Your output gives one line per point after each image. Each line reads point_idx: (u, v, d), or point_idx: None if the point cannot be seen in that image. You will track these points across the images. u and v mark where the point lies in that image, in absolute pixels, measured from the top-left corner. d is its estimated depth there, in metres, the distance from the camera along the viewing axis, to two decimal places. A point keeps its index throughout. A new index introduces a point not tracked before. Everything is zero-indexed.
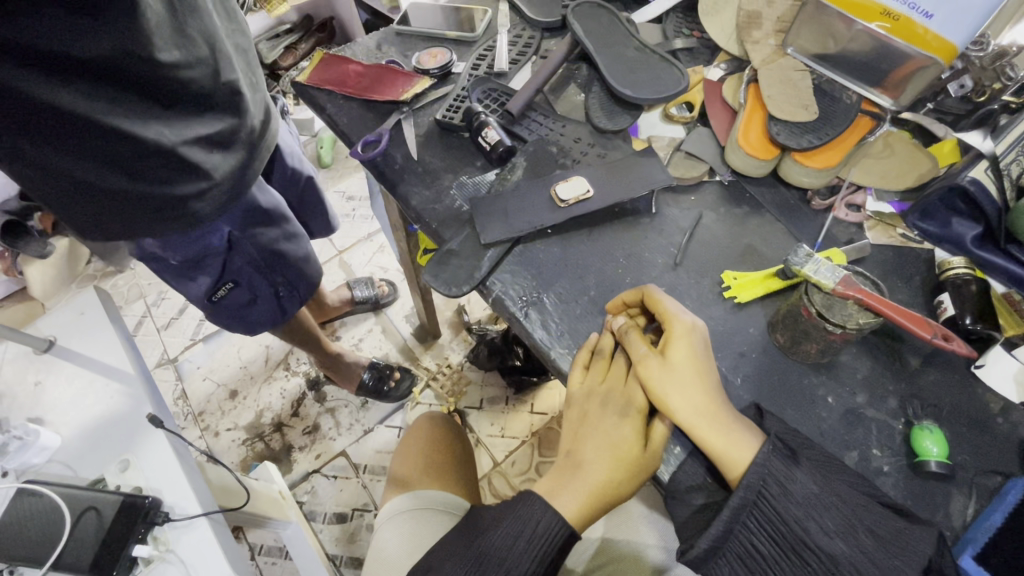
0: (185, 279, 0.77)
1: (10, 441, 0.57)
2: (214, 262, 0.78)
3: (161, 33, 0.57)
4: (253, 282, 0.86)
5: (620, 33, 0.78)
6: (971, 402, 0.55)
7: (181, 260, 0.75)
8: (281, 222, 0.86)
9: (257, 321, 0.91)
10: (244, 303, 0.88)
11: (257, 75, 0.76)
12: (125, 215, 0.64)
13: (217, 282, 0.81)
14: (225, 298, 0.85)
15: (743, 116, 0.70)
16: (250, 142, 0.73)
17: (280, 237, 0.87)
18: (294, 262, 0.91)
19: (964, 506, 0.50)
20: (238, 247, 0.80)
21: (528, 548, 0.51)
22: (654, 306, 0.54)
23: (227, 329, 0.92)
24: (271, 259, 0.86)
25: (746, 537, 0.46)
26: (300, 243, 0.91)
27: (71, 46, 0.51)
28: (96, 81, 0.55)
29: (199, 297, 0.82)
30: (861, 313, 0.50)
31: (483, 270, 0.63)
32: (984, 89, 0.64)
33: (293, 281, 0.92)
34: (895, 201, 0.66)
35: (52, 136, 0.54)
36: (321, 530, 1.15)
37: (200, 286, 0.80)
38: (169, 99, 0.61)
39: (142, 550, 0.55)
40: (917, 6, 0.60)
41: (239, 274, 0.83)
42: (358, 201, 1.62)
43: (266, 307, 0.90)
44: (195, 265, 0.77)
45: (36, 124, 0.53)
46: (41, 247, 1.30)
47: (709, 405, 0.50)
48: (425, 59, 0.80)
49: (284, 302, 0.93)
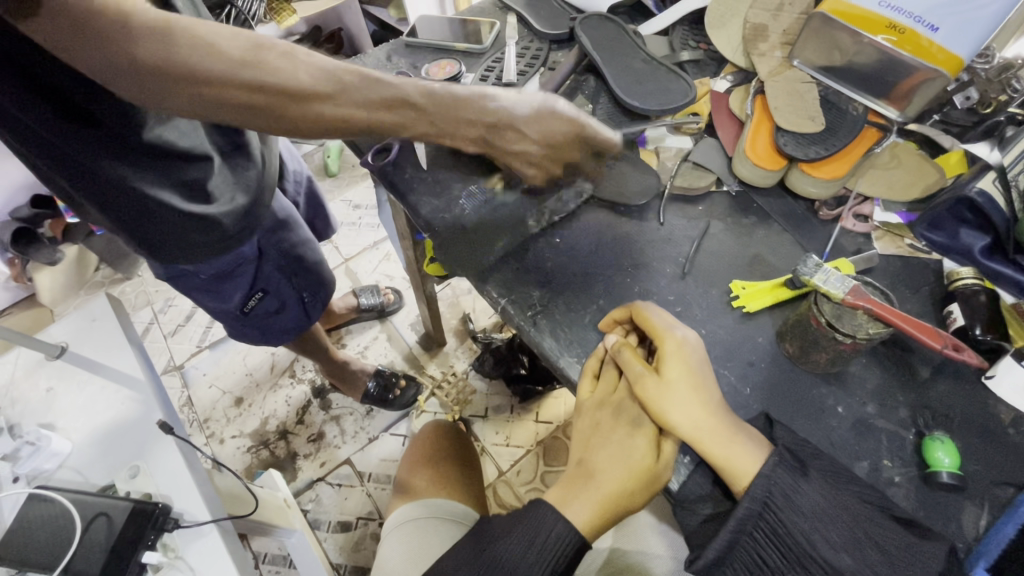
0: (212, 292, 0.78)
1: (23, 447, 0.59)
2: (246, 272, 0.79)
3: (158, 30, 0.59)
4: (281, 290, 0.87)
5: (628, 46, 0.79)
6: (982, 413, 0.55)
7: (211, 275, 0.74)
8: (298, 228, 0.87)
9: (285, 328, 0.92)
10: (273, 312, 0.88)
11: None
12: (181, 232, 0.65)
13: (248, 293, 0.82)
14: (256, 308, 0.85)
15: (750, 128, 0.70)
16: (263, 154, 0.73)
17: (301, 242, 0.87)
18: (314, 270, 0.92)
19: (976, 517, 0.50)
20: (267, 254, 0.82)
21: (540, 557, 0.51)
22: (644, 323, 0.54)
23: (255, 342, 0.93)
24: (293, 264, 0.87)
25: (752, 546, 0.46)
26: (316, 249, 0.92)
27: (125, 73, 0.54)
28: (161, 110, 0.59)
29: (232, 310, 0.83)
30: (871, 323, 0.51)
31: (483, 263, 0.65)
32: (990, 101, 0.65)
33: (315, 286, 0.93)
34: (903, 212, 0.67)
35: (114, 150, 0.56)
36: (325, 539, 1.15)
37: (232, 301, 0.81)
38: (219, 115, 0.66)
39: (151, 557, 0.55)
40: (921, 19, 0.62)
41: (268, 283, 0.84)
42: (364, 209, 1.63)
43: (293, 313, 0.91)
44: (224, 278, 0.76)
45: (98, 140, 0.55)
46: (51, 254, 1.33)
47: (710, 420, 0.49)
48: (434, 70, 0.82)
49: (308, 307, 0.94)
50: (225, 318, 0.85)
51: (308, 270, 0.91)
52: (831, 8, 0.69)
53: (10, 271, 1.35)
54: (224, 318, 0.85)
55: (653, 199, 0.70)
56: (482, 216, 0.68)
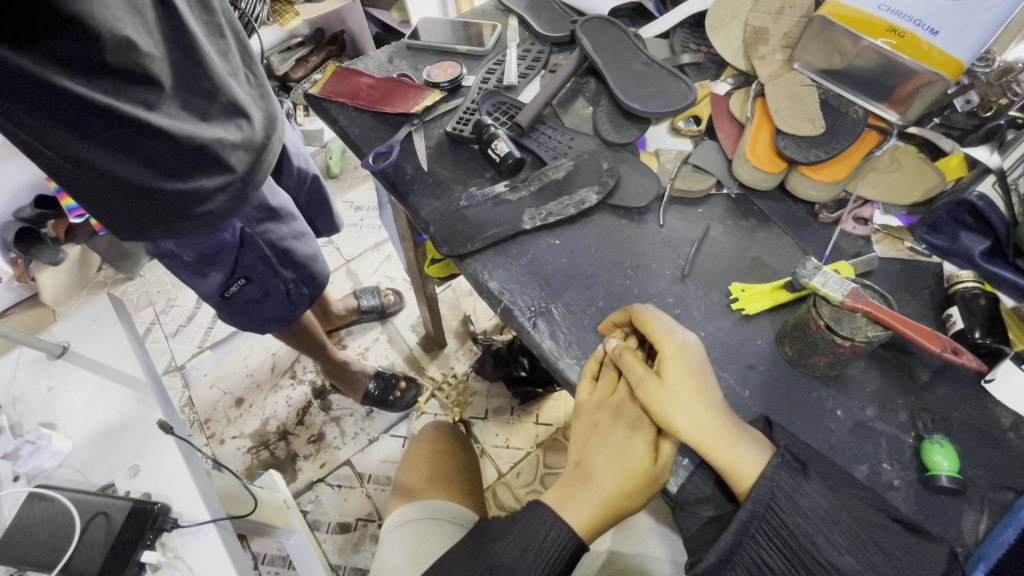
0: (195, 274, 0.79)
1: (24, 445, 0.58)
2: (226, 259, 0.80)
3: (156, 29, 0.61)
4: (265, 278, 0.86)
5: (629, 49, 0.80)
6: (981, 417, 0.55)
7: (194, 257, 0.76)
8: (289, 219, 0.88)
9: (270, 317, 0.92)
10: (255, 300, 0.88)
11: (259, 74, 0.79)
12: (151, 207, 0.65)
13: (229, 278, 0.82)
14: (237, 294, 0.85)
15: (749, 131, 0.70)
16: (253, 146, 0.74)
17: (289, 234, 0.88)
18: (304, 262, 0.92)
19: (976, 521, 0.50)
20: (250, 244, 0.81)
21: (537, 557, 0.51)
22: (644, 327, 0.54)
23: (240, 327, 0.92)
24: (281, 256, 0.87)
25: (755, 550, 0.46)
26: (307, 242, 0.92)
27: (97, 51, 0.55)
28: (133, 90, 0.59)
29: (212, 292, 0.82)
30: (871, 326, 0.51)
31: (472, 246, 0.65)
32: (990, 105, 0.66)
33: (303, 278, 0.93)
34: (903, 215, 0.67)
35: (82, 127, 0.56)
36: (324, 540, 1.15)
37: (211, 282, 0.81)
38: (197, 101, 0.67)
39: (149, 557, 0.55)
40: (922, 23, 0.62)
41: (251, 271, 0.84)
42: (366, 210, 1.63)
43: (277, 304, 0.91)
44: (208, 261, 0.78)
45: (66, 114, 0.55)
46: (53, 254, 1.33)
47: (713, 423, 0.49)
48: (435, 72, 0.82)
49: (294, 299, 0.93)
50: (209, 300, 0.85)
51: (298, 264, 0.91)
52: (831, 12, 0.69)
53: (12, 271, 1.35)
54: (205, 298, 0.85)
55: (653, 201, 0.70)
56: (481, 218, 0.67)
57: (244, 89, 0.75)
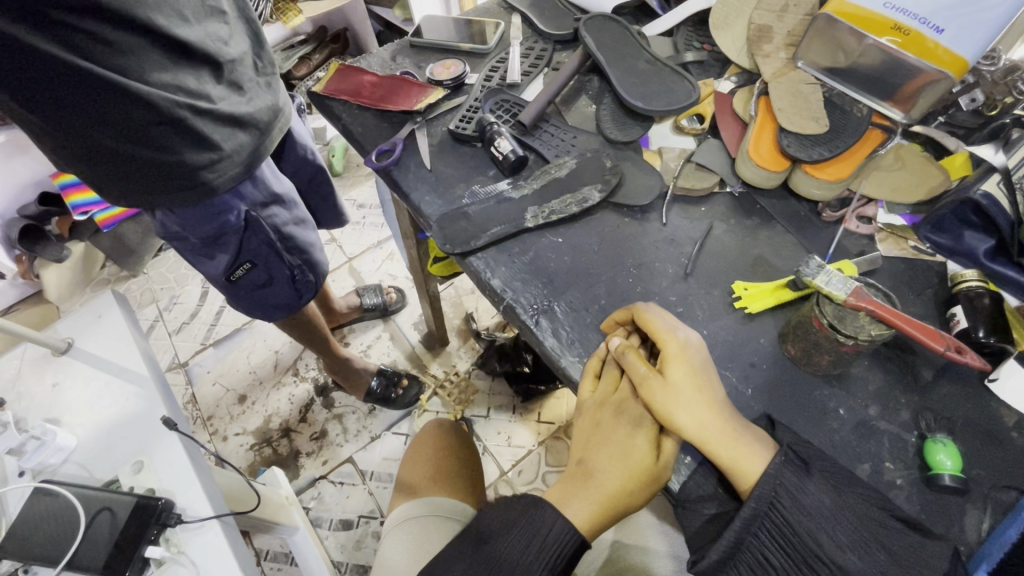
0: (202, 256, 0.81)
1: (28, 441, 0.58)
2: (230, 242, 0.80)
3: (157, 18, 0.61)
4: (270, 263, 0.86)
5: (632, 47, 0.80)
6: (986, 416, 0.55)
7: (200, 239, 0.77)
8: (291, 206, 0.88)
9: (277, 303, 0.92)
10: (260, 285, 0.88)
11: (268, 60, 0.81)
12: (131, 176, 0.66)
13: (235, 262, 0.82)
14: (242, 279, 0.85)
15: (753, 130, 0.70)
16: (244, 124, 0.73)
17: (290, 220, 0.88)
18: (308, 247, 0.92)
19: (978, 521, 0.49)
20: (255, 227, 0.81)
21: (540, 555, 0.51)
22: (645, 325, 0.53)
23: (250, 315, 0.93)
24: (285, 240, 0.87)
25: (758, 547, 0.46)
26: (309, 230, 0.92)
27: (87, 22, 0.55)
28: (125, 62, 0.60)
29: (218, 276, 0.83)
30: (873, 325, 0.50)
31: (479, 240, 0.65)
32: (995, 104, 0.65)
33: (308, 265, 0.93)
34: (907, 214, 0.67)
35: (62, 89, 0.57)
36: (326, 537, 1.15)
37: (218, 265, 0.82)
38: (190, 76, 0.66)
39: (153, 553, 0.55)
40: (928, 21, 0.62)
41: (257, 255, 0.84)
42: (369, 208, 1.64)
43: (283, 289, 0.91)
44: (213, 244, 0.79)
45: (49, 79, 0.55)
46: (58, 251, 1.37)
47: (718, 422, 0.49)
48: (438, 70, 0.82)
49: (299, 285, 0.92)
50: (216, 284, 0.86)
51: (302, 249, 0.91)
52: (836, 10, 0.69)
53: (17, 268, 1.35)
54: (214, 284, 0.86)
55: (656, 200, 0.70)
56: (483, 216, 0.67)
57: (247, 75, 0.75)
